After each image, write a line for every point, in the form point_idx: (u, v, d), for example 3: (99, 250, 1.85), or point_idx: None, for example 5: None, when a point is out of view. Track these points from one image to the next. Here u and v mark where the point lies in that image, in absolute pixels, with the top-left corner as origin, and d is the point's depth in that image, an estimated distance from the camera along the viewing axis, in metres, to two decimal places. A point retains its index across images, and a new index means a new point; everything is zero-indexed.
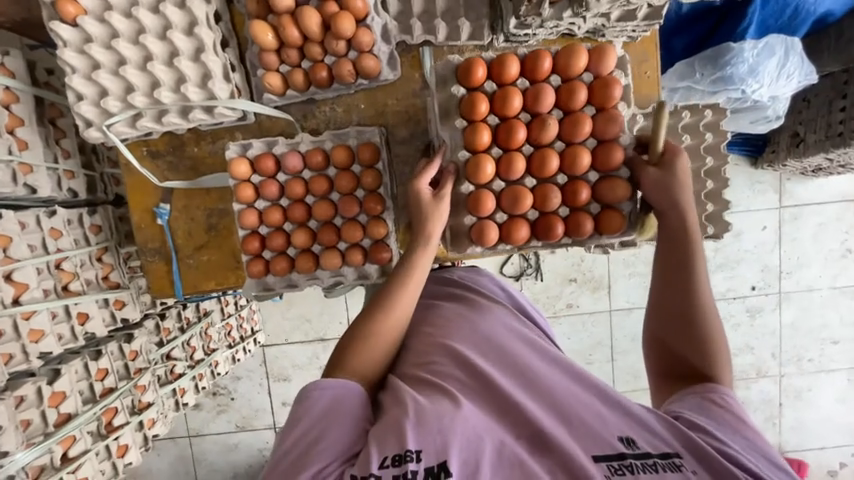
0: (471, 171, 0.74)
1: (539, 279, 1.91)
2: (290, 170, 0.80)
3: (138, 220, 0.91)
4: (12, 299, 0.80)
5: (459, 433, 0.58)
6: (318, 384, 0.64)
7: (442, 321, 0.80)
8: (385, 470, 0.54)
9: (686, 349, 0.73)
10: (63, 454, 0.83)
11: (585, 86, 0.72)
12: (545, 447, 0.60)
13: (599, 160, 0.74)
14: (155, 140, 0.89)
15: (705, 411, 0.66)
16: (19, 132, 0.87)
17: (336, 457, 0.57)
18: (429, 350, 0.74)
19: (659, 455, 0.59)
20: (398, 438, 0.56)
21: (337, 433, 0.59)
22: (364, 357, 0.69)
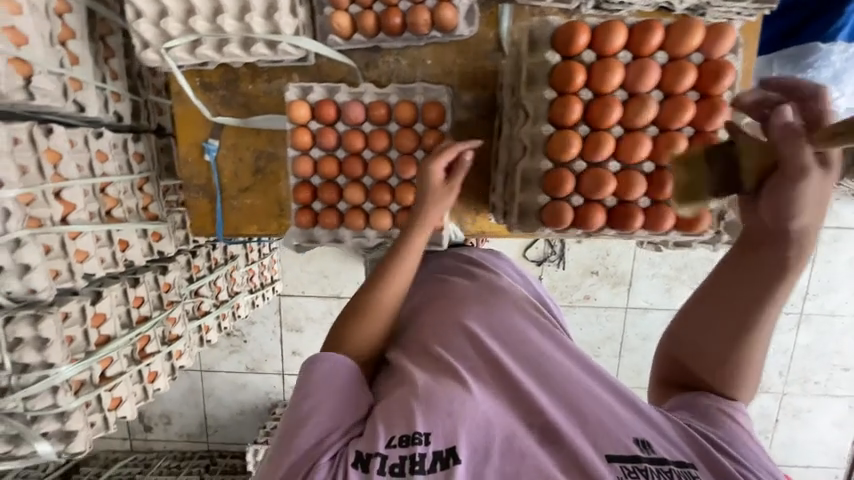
0: (553, 147, 0.67)
1: (561, 268, 1.89)
2: (350, 120, 0.76)
3: (185, 153, 0.89)
4: (61, 217, 0.79)
5: (468, 419, 0.57)
6: (316, 358, 0.63)
7: (455, 298, 0.77)
8: (392, 449, 0.54)
9: (707, 365, 0.68)
10: (101, 373, 0.86)
11: (694, 69, 0.65)
12: (554, 440, 0.58)
13: (696, 152, 0.66)
14: (209, 72, 0.84)
15: (716, 423, 0.65)
16: (70, 44, 0.82)
17: (333, 430, 0.57)
18: (441, 328, 0.72)
19: (675, 462, 0.58)
20: (407, 420, 0.56)
21: (331, 408, 0.59)
22: (361, 332, 0.67)
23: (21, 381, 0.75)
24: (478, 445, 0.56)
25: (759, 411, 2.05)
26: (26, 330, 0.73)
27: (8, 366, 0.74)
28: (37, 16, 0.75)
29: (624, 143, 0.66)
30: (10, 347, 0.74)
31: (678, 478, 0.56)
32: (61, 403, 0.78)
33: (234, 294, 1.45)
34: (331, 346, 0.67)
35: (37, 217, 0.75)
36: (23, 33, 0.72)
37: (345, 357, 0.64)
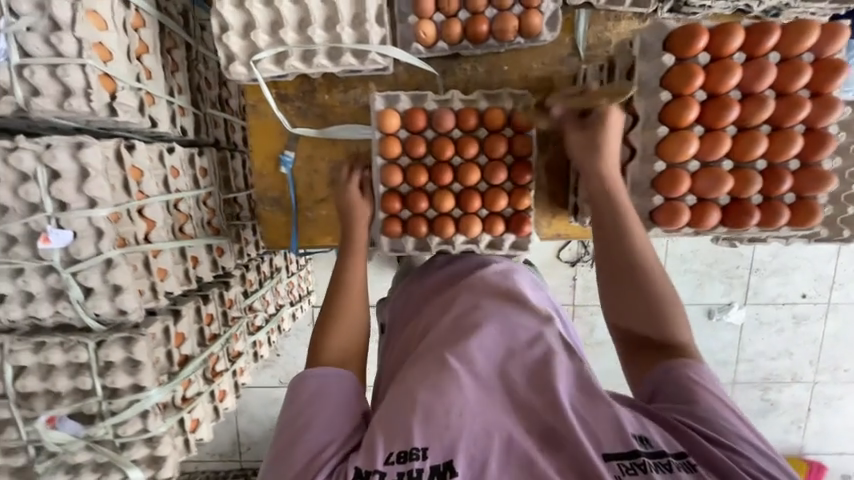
0: (666, 150, 0.61)
1: None
2: (442, 128, 0.77)
3: (260, 166, 0.88)
4: (143, 235, 0.77)
5: (468, 428, 0.53)
6: (315, 371, 0.63)
7: (451, 302, 0.74)
8: (390, 467, 0.51)
9: (639, 323, 0.63)
10: (182, 394, 0.83)
11: (810, 68, 0.58)
12: (564, 442, 0.53)
13: (813, 148, 0.60)
14: (286, 83, 0.84)
15: (692, 401, 0.57)
16: (145, 59, 0.80)
17: (331, 444, 0.56)
18: (435, 335, 0.68)
19: (674, 454, 0.52)
20: (405, 435, 0.53)
21: (330, 419, 0.58)
22: (338, 333, 0.69)
23: (112, 407, 0.73)
24: (479, 457, 0.52)
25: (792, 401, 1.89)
26: (119, 353, 0.71)
27: (100, 390, 0.72)
28: (118, 32, 0.73)
29: (736, 143, 0.60)
30: (100, 372, 0.72)
31: (679, 470, 0.50)
32: (151, 428, 0.75)
33: (279, 307, 1.39)
34: (316, 360, 0.66)
35: (123, 236, 0.72)
36: (109, 48, 0.71)
37: (341, 370, 0.64)
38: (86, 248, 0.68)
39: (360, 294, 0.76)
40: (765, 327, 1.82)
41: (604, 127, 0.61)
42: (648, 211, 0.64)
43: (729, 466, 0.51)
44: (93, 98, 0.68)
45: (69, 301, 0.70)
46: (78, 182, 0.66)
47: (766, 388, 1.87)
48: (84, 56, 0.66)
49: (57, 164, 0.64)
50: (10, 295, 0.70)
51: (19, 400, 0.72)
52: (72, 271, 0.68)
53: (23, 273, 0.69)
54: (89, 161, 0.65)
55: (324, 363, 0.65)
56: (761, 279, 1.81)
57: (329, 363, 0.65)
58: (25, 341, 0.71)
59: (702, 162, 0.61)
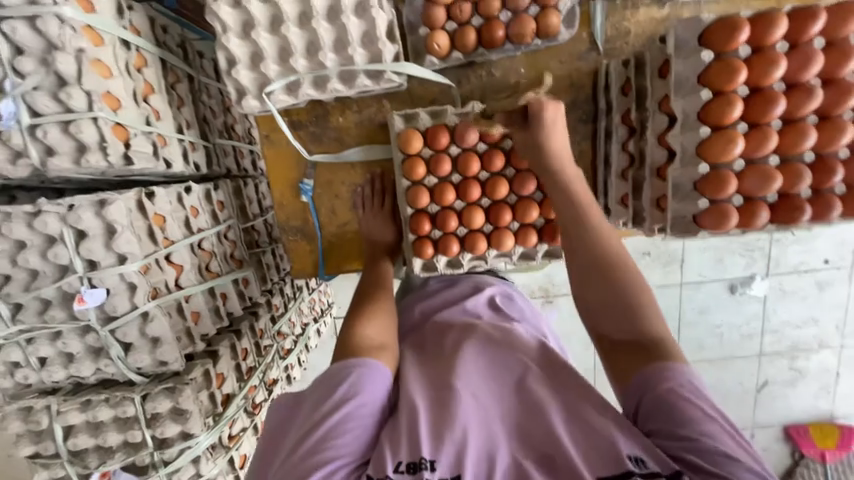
0: (710, 150, 0.58)
1: None
2: (466, 143, 0.75)
3: (279, 197, 0.86)
4: (174, 281, 0.76)
5: (471, 448, 0.52)
6: (365, 364, 0.60)
7: (446, 331, 0.74)
8: (400, 477, 0.50)
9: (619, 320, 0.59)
10: (229, 433, 0.83)
11: None
12: (559, 467, 0.51)
13: None
14: (298, 110, 0.81)
15: (669, 408, 0.51)
16: (152, 100, 0.78)
17: (351, 456, 0.53)
18: (433, 360, 0.67)
19: (668, 476, 0.47)
20: (412, 444, 0.53)
21: (360, 426, 0.55)
22: (374, 326, 0.68)
23: (164, 456, 0.73)
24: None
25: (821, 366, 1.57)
26: (165, 403, 0.71)
27: (150, 442, 0.72)
28: (124, 77, 0.71)
29: (783, 137, 0.57)
30: (148, 423, 0.72)
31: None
32: (203, 472, 0.77)
33: (306, 326, 1.28)
34: (344, 350, 0.63)
35: (155, 286, 0.72)
36: (117, 96, 0.69)
37: (387, 369, 0.62)
38: (121, 304, 0.67)
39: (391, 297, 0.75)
40: (786, 294, 1.49)
41: (539, 127, 0.67)
42: (692, 215, 0.63)
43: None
44: (109, 151, 0.67)
45: (110, 358, 0.70)
46: (106, 239, 0.65)
47: (794, 356, 1.56)
48: (95, 109, 0.65)
49: (83, 224, 0.63)
50: (52, 357, 0.70)
51: (72, 457, 0.73)
52: (110, 329, 0.68)
53: (62, 335, 0.69)
54: (113, 217, 0.64)
55: (355, 350, 0.63)
56: (781, 249, 1.45)
57: (360, 350, 0.63)
58: (71, 401, 0.71)
59: (747, 160, 0.59)
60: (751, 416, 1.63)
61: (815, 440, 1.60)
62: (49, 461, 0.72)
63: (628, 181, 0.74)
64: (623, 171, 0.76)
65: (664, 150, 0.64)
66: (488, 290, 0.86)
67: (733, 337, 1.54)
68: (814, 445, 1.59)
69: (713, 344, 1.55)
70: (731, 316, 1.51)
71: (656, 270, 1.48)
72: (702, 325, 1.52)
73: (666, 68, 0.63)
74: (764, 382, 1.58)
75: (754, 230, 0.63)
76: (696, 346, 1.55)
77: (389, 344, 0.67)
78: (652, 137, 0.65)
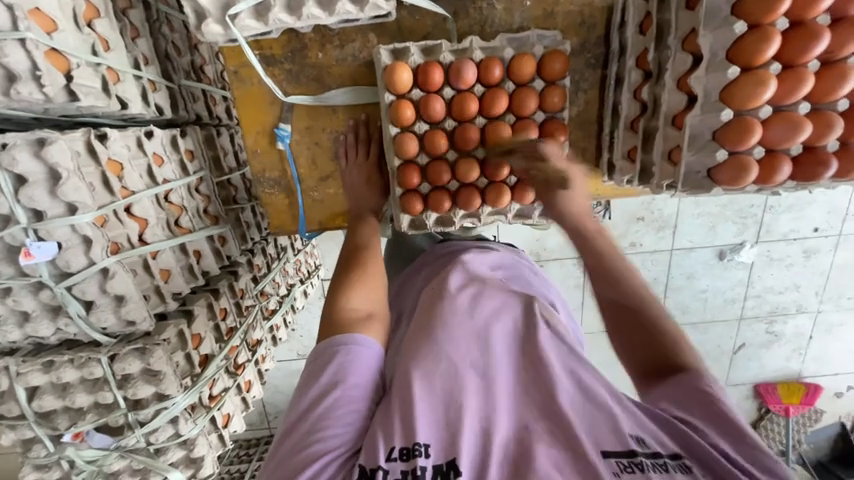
0: (737, 95, 0.52)
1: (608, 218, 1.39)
2: (463, 83, 0.66)
3: (252, 144, 0.78)
4: (137, 237, 0.69)
5: (469, 422, 0.50)
6: (352, 342, 0.56)
7: (435, 289, 0.67)
8: (393, 464, 0.47)
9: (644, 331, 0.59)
10: (209, 393, 0.81)
11: None
12: (559, 433, 0.49)
13: None
14: (270, 41, 0.71)
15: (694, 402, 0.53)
16: (97, 25, 0.66)
17: (344, 445, 0.49)
18: (422, 324, 0.62)
19: (669, 455, 0.48)
20: (407, 428, 0.49)
21: (350, 412, 0.51)
22: (361, 293, 0.63)
23: (139, 417, 0.71)
24: (479, 457, 0.48)
25: (796, 331, 1.62)
26: (136, 364, 0.67)
27: (122, 403, 0.69)
28: None
29: (819, 80, 0.51)
30: (119, 384, 0.69)
31: (676, 473, 0.46)
32: (183, 432, 0.75)
33: (291, 287, 1.23)
34: (331, 325, 0.59)
35: (115, 240, 0.65)
36: (50, 15, 0.57)
37: (378, 345, 0.59)
38: (76, 260, 0.60)
39: (380, 258, 0.70)
40: (773, 263, 1.49)
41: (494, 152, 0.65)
42: (707, 169, 0.57)
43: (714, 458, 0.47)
44: (45, 82, 0.56)
45: (70, 317, 0.64)
46: (50, 185, 0.57)
47: (772, 321, 1.59)
48: (22, 28, 0.54)
49: (20, 168, 0.55)
50: (5, 315, 0.64)
51: (40, 418, 0.69)
52: (66, 286, 0.62)
53: (12, 292, 0.62)
54: (55, 160, 0.56)
55: (342, 326, 0.59)
56: (774, 217, 1.42)
57: (346, 325, 0.59)
58: (31, 362, 0.66)
59: (773, 108, 0.53)
60: (725, 375, 1.69)
61: (782, 397, 1.66)
62: (16, 422, 0.69)
63: (637, 132, 0.68)
64: (632, 121, 0.69)
65: (683, 96, 0.57)
66: (494, 257, 0.78)
67: (717, 301, 1.55)
68: (780, 401, 1.66)
69: (698, 309, 1.56)
70: (718, 282, 1.52)
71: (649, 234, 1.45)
72: (688, 289, 1.53)
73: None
74: (742, 344, 1.63)
75: (770, 186, 0.58)
76: (681, 310, 1.56)
77: (378, 313, 0.63)
78: (670, 81, 0.58)
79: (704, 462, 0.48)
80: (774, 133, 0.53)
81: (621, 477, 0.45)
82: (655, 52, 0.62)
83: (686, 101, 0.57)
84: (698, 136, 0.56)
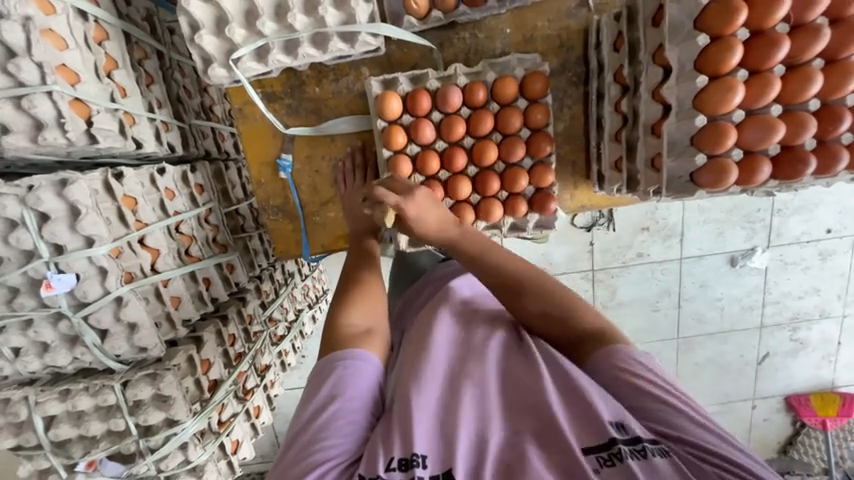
0: (709, 101, 0.54)
1: (612, 230, 1.40)
2: (449, 107, 0.70)
3: (257, 175, 0.83)
4: (150, 266, 0.73)
5: (460, 431, 0.50)
6: (351, 357, 0.58)
7: (432, 308, 0.69)
8: (392, 474, 0.47)
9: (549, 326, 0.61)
10: (218, 419, 0.82)
11: None
12: (550, 436, 0.49)
13: None
14: (271, 80, 0.77)
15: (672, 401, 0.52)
16: (116, 75, 0.73)
17: (344, 455, 0.50)
18: (418, 342, 0.63)
19: (649, 440, 0.47)
20: (404, 439, 0.49)
21: (348, 423, 0.52)
22: (361, 312, 0.65)
23: (150, 443, 0.72)
24: (474, 465, 0.48)
25: (822, 337, 1.55)
26: (147, 390, 0.69)
27: (134, 430, 0.71)
28: (82, 50, 0.66)
29: (786, 83, 0.53)
30: (131, 411, 0.71)
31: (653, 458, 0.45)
32: (193, 458, 0.76)
33: (299, 312, 1.25)
34: (331, 342, 0.61)
35: (129, 270, 0.69)
36: (74, 69, 0.64)
37: (376, 361, 0.60)
38: (92, 290, 0.64)
39: (380, 278, 0.72)
40: (788, 267, 1.46)
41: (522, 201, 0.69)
42: (689, 172, 0.59)
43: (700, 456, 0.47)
44: (68, 128, 0.62)
45: (86, 346, 0.67)
46: (70, 221, 0.62)
47: (794, 327, 1.54)
48: (49, 82, 0.60)
49: (44, 206, 0.60)
50: (26, 347, 0.67)
51: (55, 448, 0.71)
52: (83, 315, 0.65)
53: (33, 324, 0.66)
54: (76, 197, 0.61)
55: (343, 342, 0.60)
56: (782, 220, 1.41)
57: (346, 341, 0.60)
58: (48, 391, 0.69)
59: (746, 112, 0.55)
60: (751, 387, 1.62)
61: (816, 409, 1.58)
62: (32, 453, 0.71)
63: (621, 142, 0.70)
64: (616, 132, 0.71)
65: (659, 105, 0.60)
66: None
67: (733, 309, 1.51)
68: (815, 413, 1.58)
69: (714, 318, 1.53)
70: (732, 289, 1.49)
71: (654, 244, 1.44)
72: (701, 298, 1.50)
73: (660, 15, 0.59)
74: (765, 353, 1.57)
75: (754, 186, 0.59)
76: (697, 319, 1.53)
77: (377, 329, 0.64)
78: (645, 93, 0.61)
79: (685, 458, 0.47)
80: (749, 136, 0.55)
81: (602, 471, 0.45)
82: (630, 68, 0.66)
83: (661, 111, 0.60)
84: (676, 144, 0.58)
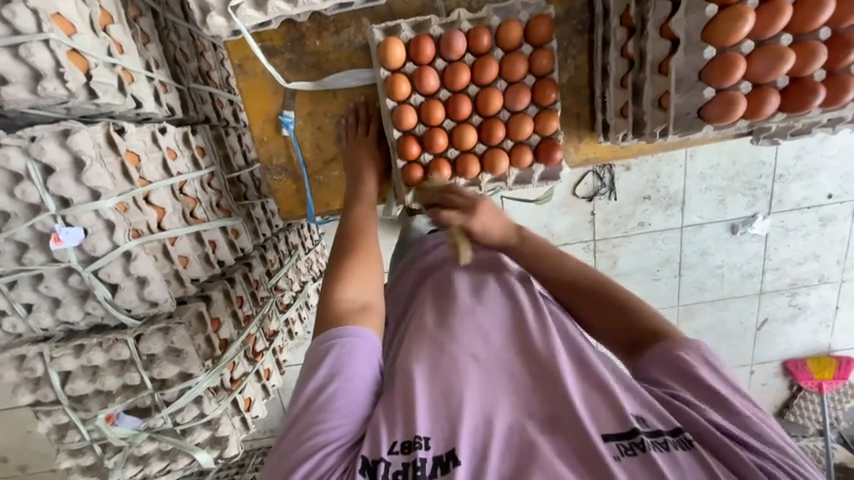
0: (719, 31, 0.53)
1: (613, 200, 1.40)
2: (453, 53, 0.69)
3: (259, 133, 0.82)
4: (156, 224, 0.72)
5: (469, 417, 0.50)
6: (346, 336, 0.55)
7: (440, 290, 0.70)
8: (394, 457, 0.47)
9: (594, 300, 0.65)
10: (231, 376, 0.84)
11: None
12: (564, 420, 0.50)
13: None
14: (270, 34, 0.75)
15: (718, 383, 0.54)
16: (112, 30, 0.71)
17: (345, 437, 0.49)
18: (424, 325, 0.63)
19: (670, 432, 0.48)
20: (407, 421, 0.50)
21: (348, 404, 0.51)
22: (356, 286, 0.61)
23: (165, 397, 0.74)
24: (479, 446, 0.48)
25: (820, 302, 1.57)
26: (160, 344, 0.71)
27: (149, 383, 0.73)
28: (76, 0, 0.65)
29: (798, 10, 0.52)
30: (145, 365, 0.72)
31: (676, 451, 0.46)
32: (207, 412, 0.78)
33: (305, 284, 1.25)
34: (325, 317, 0.58)
35: (136, 226, 0.69)
36: (69, 19, 0.63)
37: (370, 337, 0.57)
38: (101, 244, 0.65)
39: (376, 247, 0.68)
40: (788, 233, 1.46)
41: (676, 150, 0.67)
42: (696, 108, 0.59)
43: (716, 435, 0.48)
44: (68, 78, 0.61)
45: (97, 300, 0.68)
46: (75, 173, 0.62)
47: (794, 293, 1.56)
48: (45, 30, 0.59)
49: (47, 157, 0.59)
50: (38, 303, 0.68)
51: (73, 403, 0.73)
52: (92, 270, 0.66)
53: (43, 279, 0.66)
54: (79, 148, 0.60)
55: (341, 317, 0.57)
56: (785, 186, 1.40)
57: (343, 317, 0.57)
58: (62, 347, 0.70)
59: (756, 42, 0.54)
60: (750, 353, 1.65)
61: (812, 372, 1.61)
62: (51, 408, 0.73)
63: (627, 87, 0.70)
64: (622, 79, 0.71)
65: (667, 42, 0.59)
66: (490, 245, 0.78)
67: (734, 276, 1.53)
68: (811, 377, 1.61)
69: (714, 285, 1.54)
70: (732, 256, 1.50)
71: (656, 211, 1.44)
72: (703, 265, 1.51)
73: None
74: (764, 319, 1.59)
75: (762, 121, 0.58)
76: (697, 287, 1.54)
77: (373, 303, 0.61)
78: (653, 30, 0.60)
79: (715, 443, 0.47)
80: (758, 66, 0.54)
81: (622, 460, 0.46)
82: (637, 7, 0.65)
83: (669, 48, 0.59)
84: (684, 81, 0.57)
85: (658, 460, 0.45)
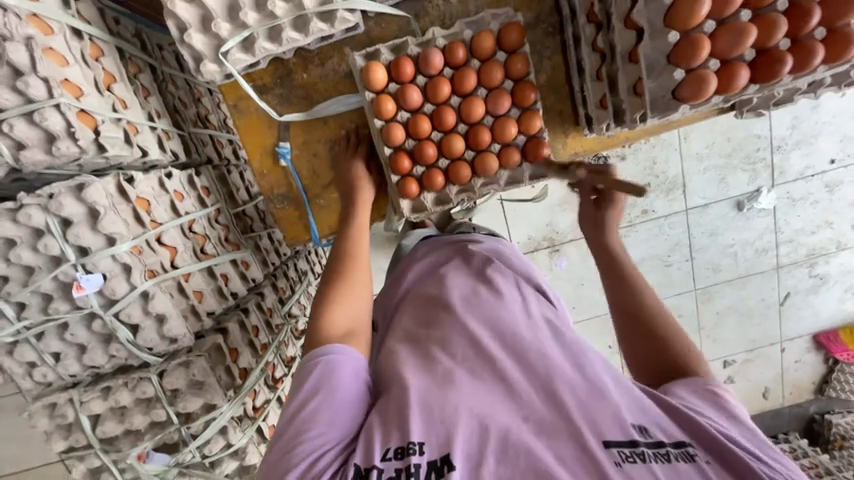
0: (679, 15, 0.56)
1: None
2: (432, 69, 0.73)
3: (259, 166, 0.86)
4: (170, 263, 0.75)
5: (464, 422, 0.50)
6: (331, 351, 0.57)
7: (432, 299, 0.70)
8: (388, 464, 0.48)
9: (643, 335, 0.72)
10: (253, 405, 0.86)
11: None
12: (560, 426, 0.51)
13: None
14: (260, 73, 0.80)
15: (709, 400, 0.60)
16: (115, 89, 0.77)
17: (331, 445, 0.51)
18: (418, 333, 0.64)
19: (672, 444, 0.50)
20: (402, 428, 0.51)
21: (333, 414, 0.53)
22: (341, 308, 0.64)
23: (192, 430, 0.76)
24: (474, 449, 0.49)
25: (842, 269, 1.54)
26: (182, 378, 0.74)
27: (175, 418, 0.75)
28: (81, 65, 0.70)
29: None
30: (170, 401, 0.75)
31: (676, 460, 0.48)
32: (233, 442, 0.81)
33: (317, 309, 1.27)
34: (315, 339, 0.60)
35: (151, 267, 0.73)
36: (76, 83, 0.68)
37: (352, 351, 0.58)
38: (119, 286, 0.68)
39: (364, 267, 0.71)
40: (796, 204, 1.45)
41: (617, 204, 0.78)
42: (670, 91, 0.61)
43: (714, 444, 0.51)
44: (78, 136, 0.66)
45: (120, 342, 0.71)
46: (91, 223, 0.66)
47: (813, 263, 1.52)
48: (56, 95, 0.64)
49: (65, 211, 0.63)
50: (65, 351, 0.72)
51: (105, 445, 0.75)
52: (114, 312, 0.69)
53: (68, 327, 0.70)
54: (94, 199, 0.65)
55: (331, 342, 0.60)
56: (784, 157, 1.40)
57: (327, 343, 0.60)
58: (91, 391, 0.73)
59: (718, 21, 0.57)
60: (778, 331, 1.61)
61: (846, 343, 1.57)
62: (84, 452, 0.75)
63: (603, 80, 0.72)
64: (597, 72, 0.73)
65: (632, 32, 0.62)
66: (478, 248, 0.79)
67: (747, 253, 1.50)
68: (846, 349, 1.57)
69: (729, 265, 1.52)
70: (742, 233, 1.48)
71: (658, 197, 1.44)
72: (714, 246, 1.49)
73: None
74: (786, 293, 1.56)
75: (737, 94, 0.60)
76: (712, 268, 1.52)
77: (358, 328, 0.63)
78: (618, 23, 0.63)
79: (708, 445, 0.51)
80: (723, 44, 0.56)
81: (622, 466, 0.47)
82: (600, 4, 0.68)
83: (635, 37, 0.61)
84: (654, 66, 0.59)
85: (658, 468, 0.47)
